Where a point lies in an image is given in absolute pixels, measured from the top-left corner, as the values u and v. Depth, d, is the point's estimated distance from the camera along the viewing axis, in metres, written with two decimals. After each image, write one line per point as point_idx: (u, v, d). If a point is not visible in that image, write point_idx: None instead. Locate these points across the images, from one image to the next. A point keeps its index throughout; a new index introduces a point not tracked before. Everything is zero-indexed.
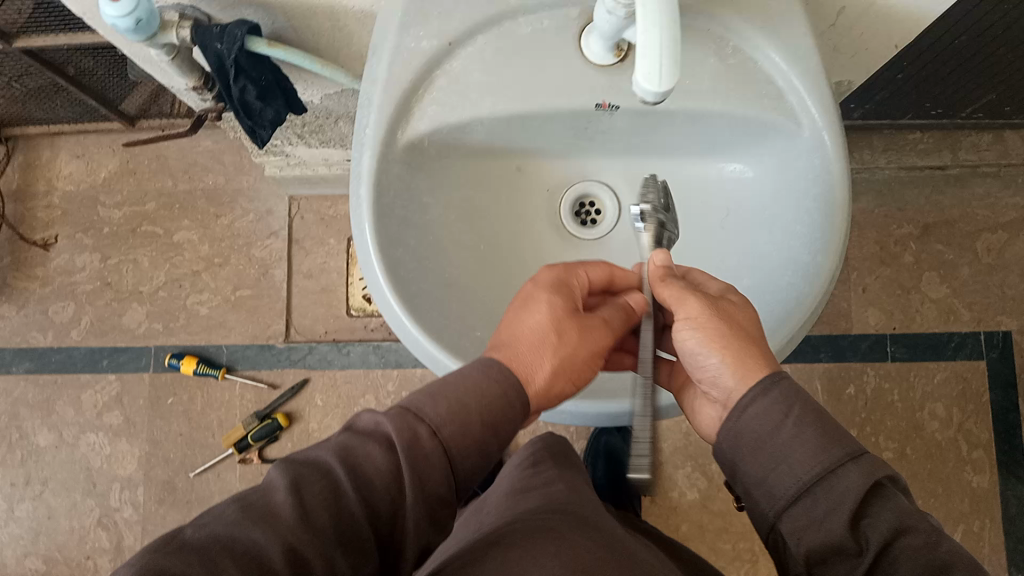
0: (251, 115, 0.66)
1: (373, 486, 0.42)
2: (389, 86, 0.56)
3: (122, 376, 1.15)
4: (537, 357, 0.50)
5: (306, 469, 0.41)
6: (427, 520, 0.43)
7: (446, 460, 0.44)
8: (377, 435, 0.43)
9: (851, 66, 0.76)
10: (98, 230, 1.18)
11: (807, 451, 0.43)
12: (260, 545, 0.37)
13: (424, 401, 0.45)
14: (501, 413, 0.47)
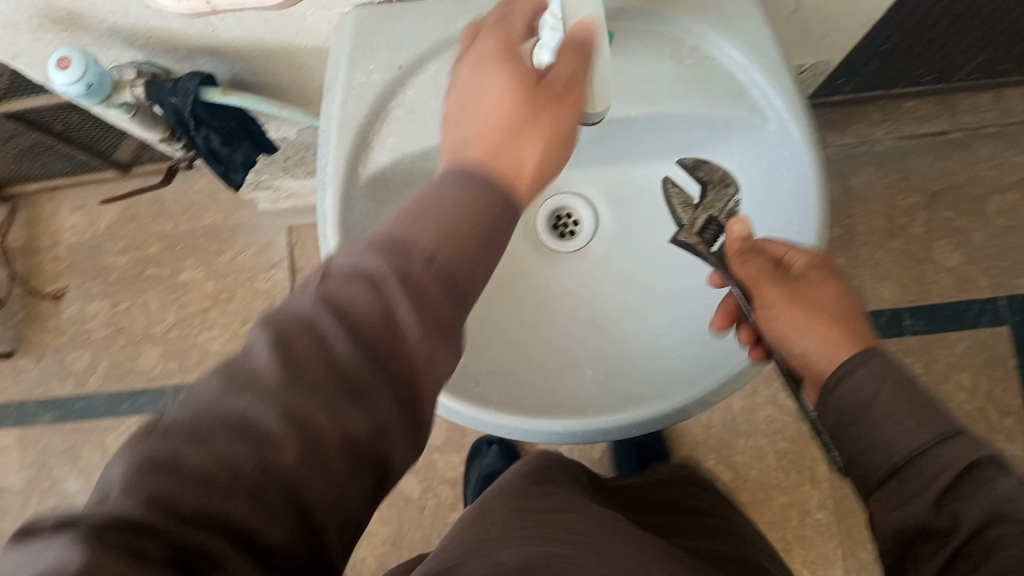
0: (220, 161, 0.67)
1: (368, 326, 0.32)
2: (344, 123, 0.56)
3: (143, 417, 1.15)
4: (515, 149, 0.41)
5: (287, 321, 0.32)
6: (444, 350, 0.35)
7: (448, 283, 0.35)
8: (359, 273, 0.34)
9: (823, 46, 0.74)
10: (105, 277, 1.20)
11: (904, 428, 0.42)
12: (251, 419, 0.30)
13: (406, 226, 0.36)
14: (491, 218, 0.38)
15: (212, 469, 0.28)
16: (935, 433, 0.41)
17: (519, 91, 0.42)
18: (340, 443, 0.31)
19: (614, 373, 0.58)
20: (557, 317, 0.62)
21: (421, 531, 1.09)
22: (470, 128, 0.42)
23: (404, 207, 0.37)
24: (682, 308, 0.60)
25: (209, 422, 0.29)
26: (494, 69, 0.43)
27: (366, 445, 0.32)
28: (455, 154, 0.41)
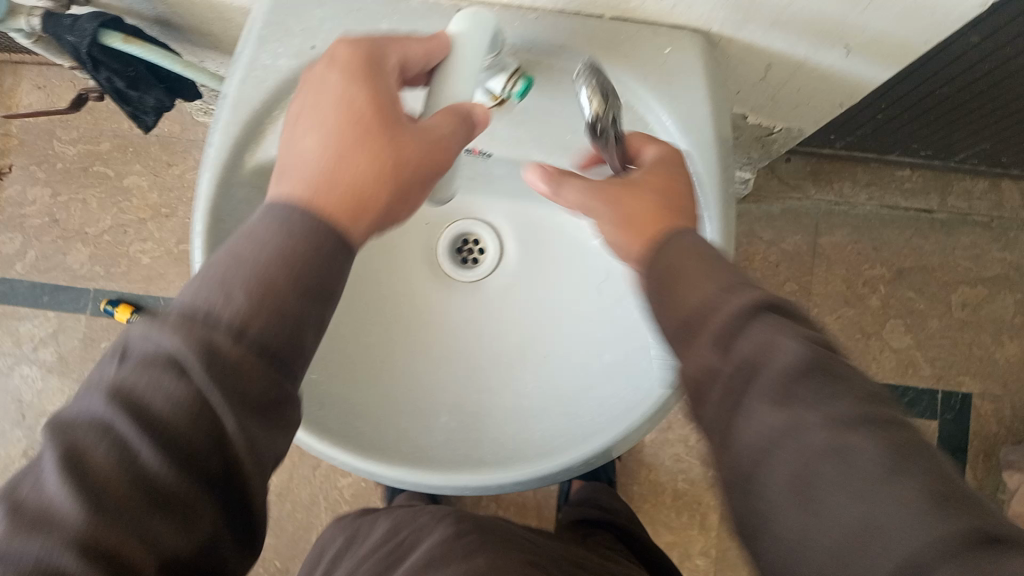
0: (129, 101, 0.63)
1: (171, 425, 0.31)
2: (238, 105, 0.52)
3: (60, 314, 1.14)
4: (352, 184, 0.39)
5: (79, 428, 0.30)
6: (265, 425, 0.34)
7: (257, 346, 0.33)
8: (161, 359, 0.32)
9: (797, 115, 0.70)
10: (51, 164, 1.17)
11: (741, 298, 0.37)
12: (46, 558, 0.27)
13: (214, 296, 0.34)
14: (314, 268, 0.36)
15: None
16: (783, 318, 0.36)
17: (366, 120, 0.41)
18: (152, 561, 0.30)
19: (468, 424, 0.55)
20: (431, 348, 0.59)
21: (310, 488, 1.09)
22: (304, 151, 0.40)
23: (210, 261, 0.36)
24: (558, 370, 0.58)
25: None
26: (332, 75, 0.42)
27: (182, 554, 0.32)
28: (283, 183, 0.39)
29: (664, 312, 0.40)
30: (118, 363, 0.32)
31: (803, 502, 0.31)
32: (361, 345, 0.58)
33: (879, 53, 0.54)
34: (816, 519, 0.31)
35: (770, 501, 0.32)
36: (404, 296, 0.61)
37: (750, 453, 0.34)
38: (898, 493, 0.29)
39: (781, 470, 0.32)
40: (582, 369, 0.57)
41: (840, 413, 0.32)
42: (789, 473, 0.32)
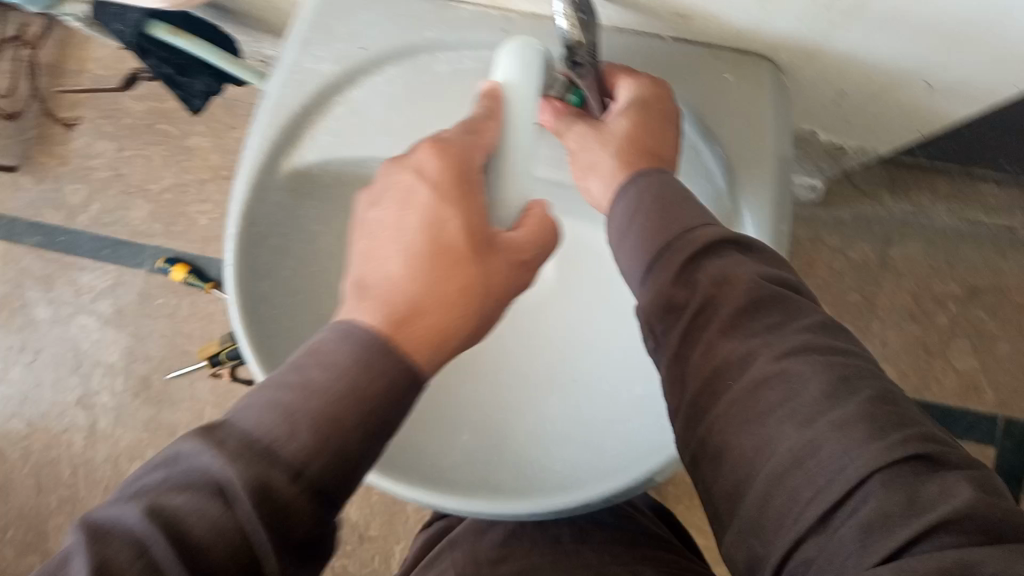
0: (178, 85, 0.63)
1: (212, 549, 0.32)
2: (276, 107, 0.51)
3: (120, 268, 1.17)
4: (432, 314, 0.37)
5: (115, 546, 0.31)
6: (296, 558, 0.34)
7: (312, 485, 0.33)
8: (208, 480, 0.32)
9: (871, 137, 0.65)
10: (118, 119, 1.18)
11: (722, 260, 0.41)
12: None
13: (281, 431, 0.33)
14: (384, 408, 0.35)
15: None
16: (761, 282, 0.40)
17: (447, 241, 0.38)
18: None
19: (488, 445, 0.54)
20: (460, 362, 0.57)
21: None
22: (385, 269, 0.38)
23: (272, 387, 0.35)
24: (588, 396, 0.55)
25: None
26: (418, 181, 0.40)
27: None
28: (358, 300, 0.37)
29: (639, 262, 0.42)
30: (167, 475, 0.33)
31: (776, 455, 0.35)
32: None
33: (963, 94, 0.49)
34: (784, 468, 0.34)
35: (742, 451, 0.36)
36: None
37: (727, 411, 0.37)
38: (863, 448, 0.33)
39: (755, 428, 0.36)
40: (612, 396, 0.54)
41: (805, 379, 0.36)
42: (760, 430, 0.36)
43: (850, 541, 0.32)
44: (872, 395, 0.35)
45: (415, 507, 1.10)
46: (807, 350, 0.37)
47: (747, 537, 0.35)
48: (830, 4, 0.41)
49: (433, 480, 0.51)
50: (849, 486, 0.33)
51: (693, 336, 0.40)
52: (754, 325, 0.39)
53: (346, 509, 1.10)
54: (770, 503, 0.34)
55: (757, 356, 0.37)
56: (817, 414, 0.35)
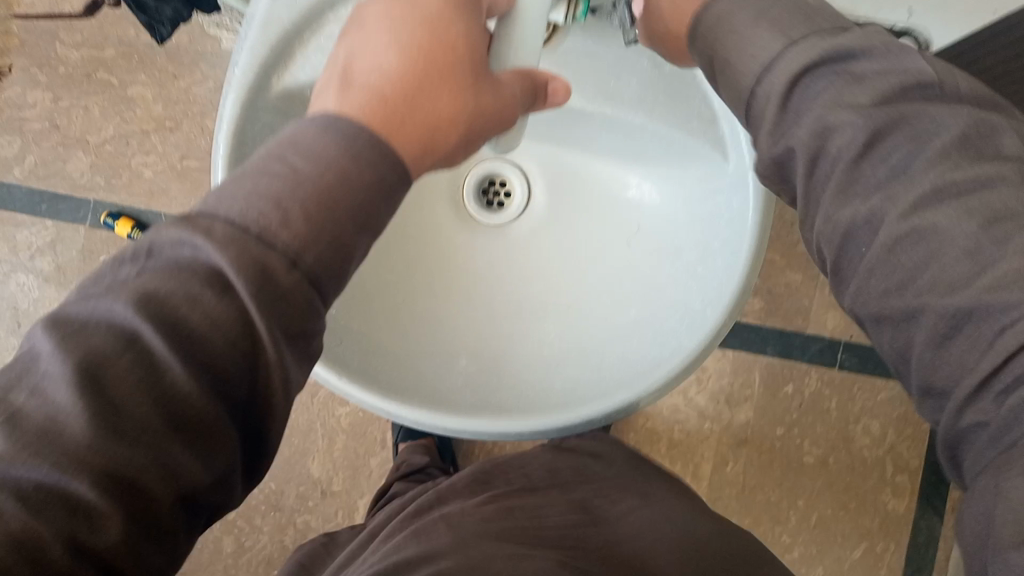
0: (144, 9, 0.60)
1: (209, 343, 0.30)
2: (266, 24, 0.49)
3: (59, 224, 1.12)
4: (425, 112, 0.36)
5: (98, 335, 0.29)
6: (295, 353, 0.32)
7: (311, 294, 0.31)
8: (197, 269, 0.30)
9: None
10: (54, 67, 1.13)
11: (771, 39, 0.38)
12: (58, 480, 0.27)
13: (270, 214, 0.30)
14: (373, 203, 0.33)
15: (14, 536, 0.26)
16: (820, 56, 0.37)
17: (438, 43, 0.37)
18: (169, 485, 0.30)
19: (488, 370, 0.54)
20: (453, 292, 0.58)
21: (306, 415, 1.09)
22: (376, 60, 0.36)
23: (253, 175, 0.32)
24: (583, 316, 0.56)
25: (7, 476, 0.27)
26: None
27: (201, 481, 0.31)
28: (345, 90, 0.35)
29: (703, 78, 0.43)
30: (144, 266, 0.30)
31: (874, 249, 0.34)
32: (387, 285, 0.56)
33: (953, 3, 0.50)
34: (884, 267, 0.34)
35: (842, 247, 0.36)
36: (429, 236, 0.59)
37: (817, 207, 0.36)
38: (962, 250, 0.33)
39: (851, 223, 0.35)
40: (607, 318, 0.55)
41: (919, 168, 0.34)
42: (854, 227, 0.35)
43: (964, 350, 0.32)
44: (985, 172, 0.33)
45: (377, 462, 1.09)
46: (897, 125, 0.35)
47: (884, 327, 0.35)
48: None
49: (438, 404, 0.51)
50: (951, 294, 0.32)
51: (756, 119, 0.39)
52: (818, 102, 0.36)
53: (306, 466, 1.08)
54: (872, 297, 0.35)
55: (829, 142, 0.36)
56: (913, 206, 0.34)
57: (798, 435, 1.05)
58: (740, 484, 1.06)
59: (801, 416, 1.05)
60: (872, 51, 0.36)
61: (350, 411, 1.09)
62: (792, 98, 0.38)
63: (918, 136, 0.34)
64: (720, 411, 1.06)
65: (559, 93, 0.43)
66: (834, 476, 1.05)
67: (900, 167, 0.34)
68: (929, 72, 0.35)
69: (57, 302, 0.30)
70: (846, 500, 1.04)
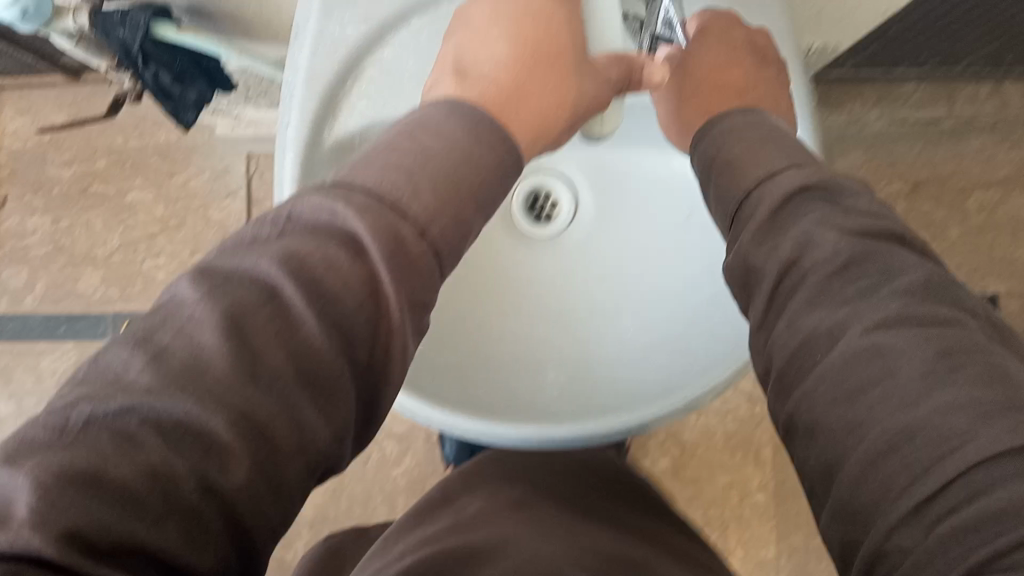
0: (172, 99, 0.61)
1: (342, 302, 0.30)
2: (311, 80, 0.50)
3: (80, 343, 1.11)
4: (534, 100, 0.41)
5: (241, 289, 0.29)
6: (414, 325, 0.33)
7: (436, 266, 0.33)
8: (333, 233, 0.31)
9: (836, 30, 0.70)
10: (48, 190, 1.13)
11: (766, 162, 0.42)
12: (195, 416, 0.26)
13: (400, 186, 0.33)
14: (487, 188, 0.36)
15: (149, 466, 0.25)
16: (811, 180, 0.40)
17: (548, 32, 0.42)
18: (293, 441, 0.28)
19: (579, 377, 0.56)
20: (523, 303, 0.59)
21: (363, 482, 1.08)
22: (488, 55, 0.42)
23: (388, 151, 0.35)
24: (655, 308, 0.58)
25: (150, 407, 0.25)
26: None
27: (323, 444, 0.29)
28: (465, 82, 0.40)
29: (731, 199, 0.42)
30: (283, 229, 0.31)
31: (825, 365, 0.34)
32: (459, 296, 0.57)
33: None
34: (833, 380, 0.33)
35: (796, 357, 0.35)
36: (490, 253, 0.60)
37: (786, 314, 0.37)
38: (917, 371, 0.32)
39: (824, 331, 0.35)
40: (681, 306, 0.57)
41: (885, 300, 0.34)
42: (813, 339, 0.35)
43: (895, 471, 0.30)
44: (947, 312, 0.33)
45: None
46: (867, 256, 0.36)
47: (820, 439, 0.33)
48: None
49: (538, 419, 0.52)
50: (905, 413, 0.31)
51: (742, 233, 0.41)
52: (805, 219, 0.38)
53: None
54: (819, 421, 0.34)
55: (806, 254, 0.37)
56: (872, 325, 0.33)
57: None
58: None
59: None
60: (858, 196, 0.39)
61: (406, 468, 1.09)
62: (780, 214, 0.39)
63: (889, 270, 0.35)
64: None
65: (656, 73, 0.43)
66: None
67: (866, 289, 0.35)
68: (905, 233, 0.37)
69: (199, 262, 0.31)
70: None
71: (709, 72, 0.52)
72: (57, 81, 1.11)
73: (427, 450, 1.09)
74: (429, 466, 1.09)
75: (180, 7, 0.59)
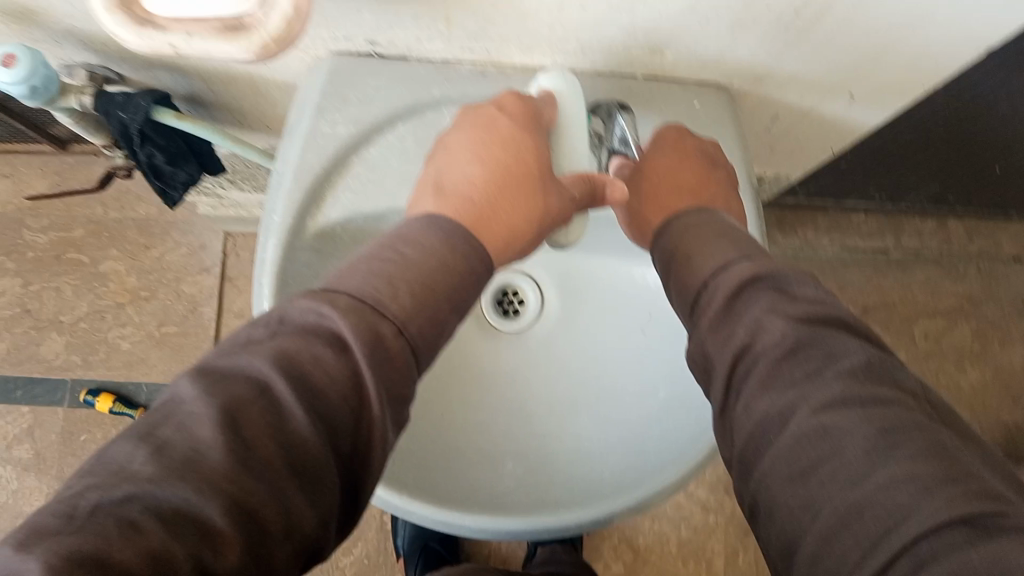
0: (161, 177, 0.63)
1: (327, 397, 0.32)
2: (299, 171, 0.53)
3: (35, 408, 1.10)
4: (508, 214, 0.43)
5: (237, 385, 0.31)
6: (393, 419, 0.35)
7: (412, 360, 0.36)
8: (320, 333, 0.34)
9: (788, 164, 0.76)
10: (21, 254, 1.14)
11: (716, 254, 0.43)
12: (194, 502, 0.27)
13: (381, 289, 0.36)
14: (462, 288, 0.39)
15: (150, 550, 0.26)
16: (761, 271, 0.41)
17: (515, 154, 0.44)
18: (281, 526, 0.30)
19: (539, 471, 0.57)
20: (486, 398, 0.61)
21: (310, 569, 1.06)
22: (463, 173, 0.45)
23: (372, 259, 0.38)
24: (612, 407, 0.60)
25: (152, 495, 0.27)
26: (499, 114, 0.46)
27: (309, 529, 0.31)
28: (443, 197, 0.43)
29: (688, 292, 0.44)
30: (276, 330, 0.34)
31: (780, 444, 0.36)
32: (429, 394, 0.59)
33: (881, 100, 0.59)
34: (787, 458, 0.35)
35: (753, 438, 0.37)
36: (459, 349, 0.62)
37: (742, 399, 0.38)
38: (862, 449, 0.33)
39: (780, 417, 0.36)
40: (636, 407, 0.59)
41: (831, 380, 0.36)
42: (767, 422, 0.37)
43: (849, 547, 0.31)
44: (886, 393, 0.35)
45: None
46: (814, 340, 0.38)
47: (782, 521, 0.35)
48: (790, 25, 0.48)
49: (494, 509, 0.53)
50: (853, 489, 0.33)
51: (701, 319, 0.42)
52: (756, 307, 0.40)
53: None
54: (777, 502, 0.35)
55: (757, 338, 0.39)
56: (821, 405, 0.35)
57: None
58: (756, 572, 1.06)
59: None
60: (806, 284, 0.41)
61: (354, 558, 1.07)
62: (734, 304, 0.41)
63: (831, 355, 0.37)
64: (721, 498, 1.09)
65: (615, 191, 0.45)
66: None
67: (815, 371, 0.37)
68: (850, 319, 0.40)
69: (198, 363, 0.33)
70: None
71: (663, 171, 0.51)
72: (44, 150, 1.14)
73: (377, 539, 1.08)
74: (379, 557, 1.07)
75: (180, 95, 0.63)
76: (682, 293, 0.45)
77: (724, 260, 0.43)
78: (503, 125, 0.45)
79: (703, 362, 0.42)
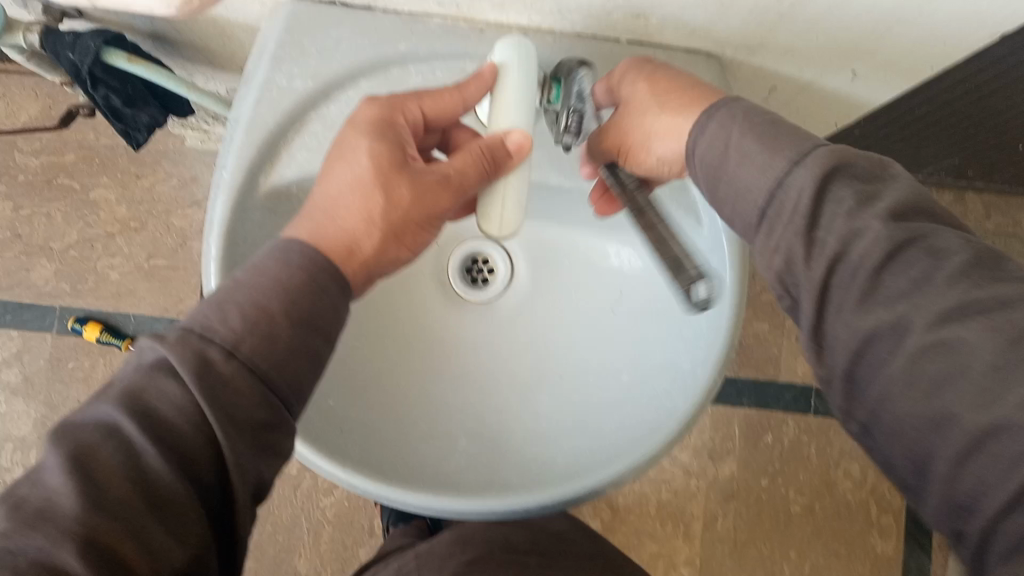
0: (122, 119, 0.61)
1: (176, 430, 0.32)
2: (250, 128, 0.50)
3: (23, 333, 1.10)
4: (346, 222, 0.41)
5: (84, 432, 0.32)
6: (256, 448, 0.34)
7: (255, 380, 0.34)
8: (163, 366, 0.34)
9: None
10: (13, 177, 1.12)
11: (762, 167, 0.40)
12: (47, 550, 0.29)
13: (211, 315, 0.35)
14: (309, 301, 0.37)
15: None
16: (831, 162, 0.38)
17: (360, 166, 0.42)
18: (147, 564, 0.31)
19: (491, 449, 0.55)
20: (444, 372, 0.59)
21: (289, 508, 1.06)
22: (320, 197, 0.42)
23: (233, 290, 0.36)
24: (574, 389, 0.58)
25: (6, 551, 0.29)
26: (349, 134, 0.43)
27: (179, 562, 0.32)
28: (301, 219, 0.42)
29: (751, 204, 0.40)
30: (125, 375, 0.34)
31: (892, 366, 0.34)
32: (377, 370, 0.57)
33: (886, 76, 0.54)
34: (904, 379, 0.34)
35: (858, 357, 0.36)
36: (418, 318, 0.61)
37: (836, 315, 0.37)
38: (988, 362, 0.32)
39: (897, 331, 0.34)
40: (601, 389, 0.57)
41: (940, 288, 0.34)
42: (873, 336, 0.35)
43: (984, 469, 0.31)
44: (1008, 290, 0.33)
45: (365, 549, 1.06)
46: (913, 235, 0.36)
47: (909, 446, 0.34)
48: None
49: (445, 487, 0.51)
50: (980, 407, 0.32)
51: (769, 227, 0.39)
52: (838, 209, 0.37)
53: (293, 561, 1.05)
54: (899, 418, 0.34)
55: (850, 246, 0.36)
56: (937, 320, 0.33)
57: (782, 484, 1.07)
58: (732, 540, 1.06)
59: (784, 466, 1.07)
60: (875, 171, 0.39)
61: (334, 499, 1.07)
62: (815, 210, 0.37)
63: (934, 251, 0.35)
64: (705, 465, 1.07)
65: (513, 144, 0.43)
66: (823, 523, 1.06)
67: (921, 278, 0.35)
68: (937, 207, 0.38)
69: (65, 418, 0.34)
70: (836, 546, 1.05)
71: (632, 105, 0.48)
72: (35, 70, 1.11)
73: None
74: (357, 499, 1.08)
75: (143, 32, 0.59)
76: (739, 211, 0.41)
77: (789, 157, 0.39)
78: (354, 140, 0.43)
79: (781, 284, 0.40)
